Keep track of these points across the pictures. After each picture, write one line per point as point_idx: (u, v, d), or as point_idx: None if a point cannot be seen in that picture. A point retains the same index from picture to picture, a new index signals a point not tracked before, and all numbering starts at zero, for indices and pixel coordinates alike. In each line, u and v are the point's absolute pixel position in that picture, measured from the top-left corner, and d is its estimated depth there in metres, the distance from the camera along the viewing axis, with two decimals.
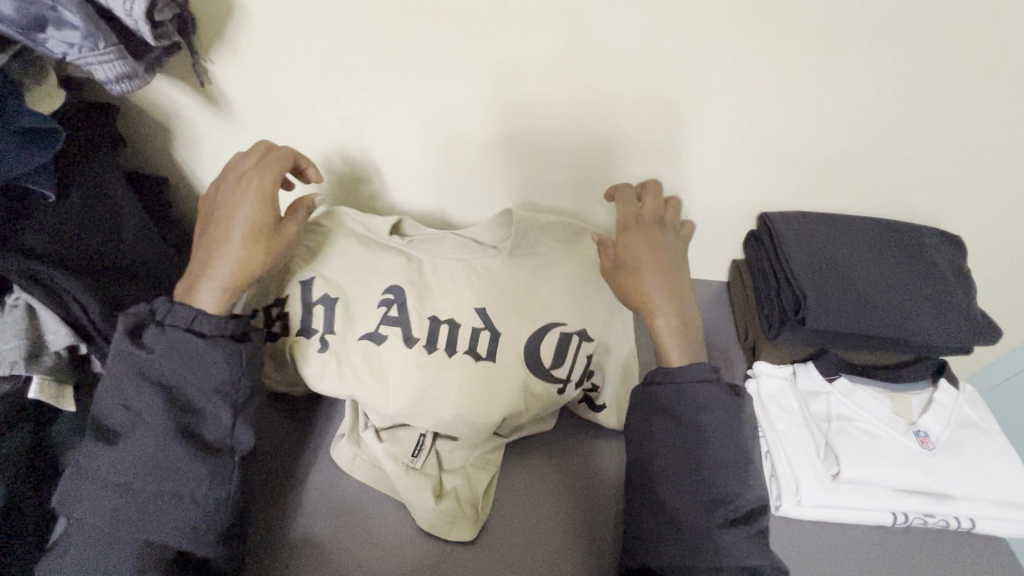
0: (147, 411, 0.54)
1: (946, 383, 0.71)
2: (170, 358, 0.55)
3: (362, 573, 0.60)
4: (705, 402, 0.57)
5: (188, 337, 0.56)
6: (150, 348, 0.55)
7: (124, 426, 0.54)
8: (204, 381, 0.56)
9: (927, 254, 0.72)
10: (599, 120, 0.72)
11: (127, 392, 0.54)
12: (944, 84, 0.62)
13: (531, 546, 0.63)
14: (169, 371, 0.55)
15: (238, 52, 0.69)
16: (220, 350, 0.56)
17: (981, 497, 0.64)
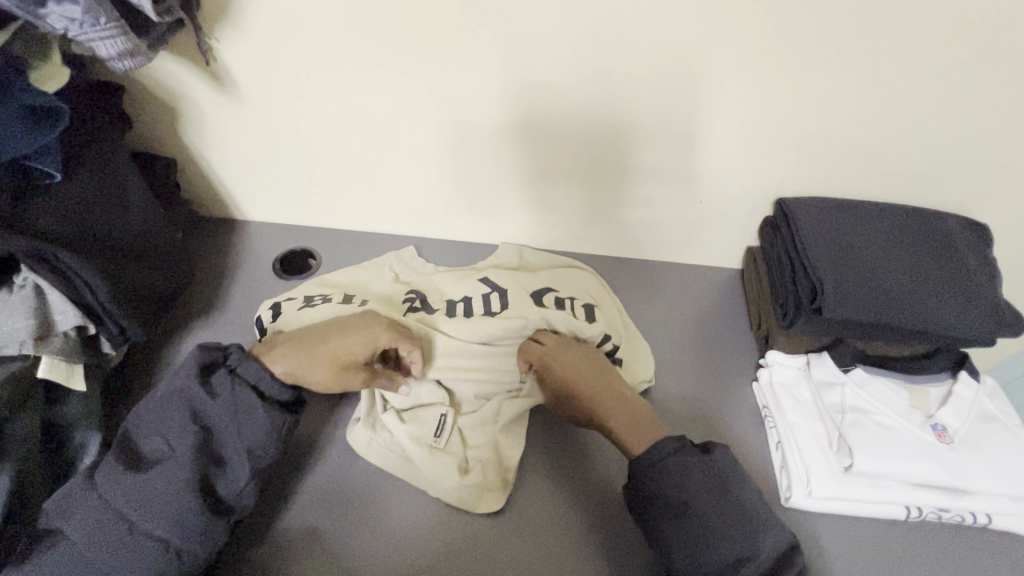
0: (180, 457, 0.54)
1: (966, 374, 0.69)
2: (219, 410, 0.56)
3: (368, 558, 0.60)
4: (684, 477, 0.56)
5: (241, 394, 0.57)
6: (213, 394, 0.57)
7: (156, 458, 0.55)
8: (241, 439, 0.56)
9: (951, 242, 0.69)
10: (612, 101, 0.70)
11: (169, 429, 0.56)
12: (970, 60, 0.60)
13: (538, 534, 0.62)
14: (218, 418, 0.57)
15: (244, 31, 0.68)
16: (267, 415, 0.57)
17: (999, 492, 0.62)
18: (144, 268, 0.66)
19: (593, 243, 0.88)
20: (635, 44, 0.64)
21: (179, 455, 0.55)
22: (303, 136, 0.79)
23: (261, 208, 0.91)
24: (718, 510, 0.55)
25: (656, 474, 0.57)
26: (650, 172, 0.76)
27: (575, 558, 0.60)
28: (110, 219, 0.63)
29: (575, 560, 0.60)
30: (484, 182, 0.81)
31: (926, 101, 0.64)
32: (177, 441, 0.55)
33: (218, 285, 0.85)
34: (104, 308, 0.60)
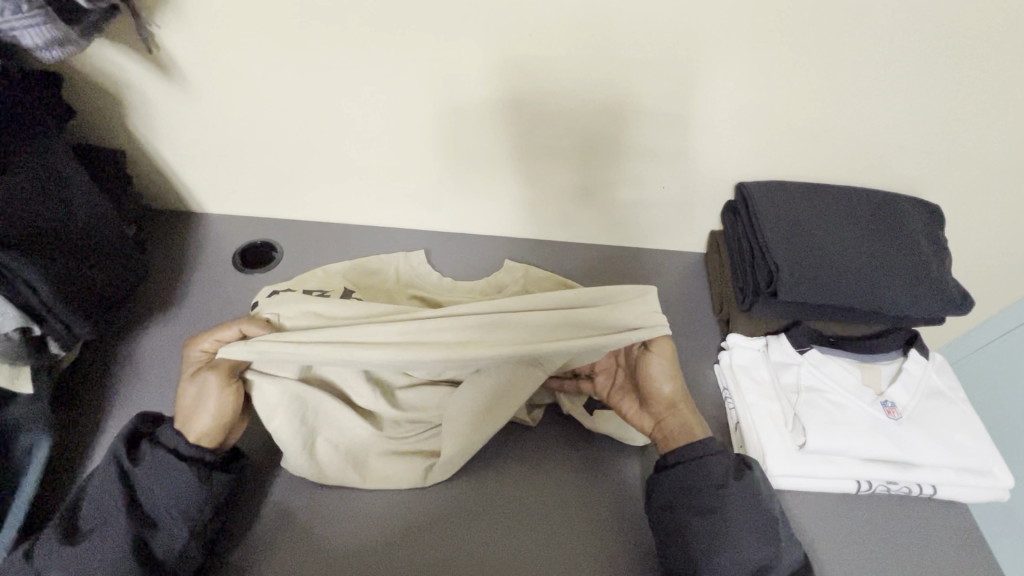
0: (205, 501, 0.56)
1: (916, 351, 0.71)
2: (145, 470, 0.55)
3: (336, 538, 0.61)
4: (717, 478, 0.56)
5: (160, 453, 0.56)
6: (140, 464, 0.55)
7: (90, 525, 0.54)
8: (172, 502, 0.55)
9: (903, 223, 0.71)
10: (574, 85, 0.69)
11: (159, 486, 0.55)
12: (925, 44, 0.60)
13: (502, 510, 0.63)
14: (148, 487, 0.55)
15: (187, 16, 0.65)
16: (194, 474, 0.56)
17: (943, 464, 0.65)
18: (89, 264, 0.65)
19: (560, 228, 0.88)
20: (598, 27, 0.63)
21: (186, 512, 0.55)
22: (260, 125, 0.77)
23: (219, 199, 0.89)
24: (750, 516, 0.54)
25: (687, 474, 0.57)
26: (616, 157, 0.77)
27: (538, 525, 0.62)
28: (52, 216, 0.61)
29: (538, 526, 0.62)
30: (447, 167, 0.81)
31: (884, 84, 0.64)
32: (107, 512, 0.54)
33: (175, 280, 0.83)
34: (46, 306, 0.59)
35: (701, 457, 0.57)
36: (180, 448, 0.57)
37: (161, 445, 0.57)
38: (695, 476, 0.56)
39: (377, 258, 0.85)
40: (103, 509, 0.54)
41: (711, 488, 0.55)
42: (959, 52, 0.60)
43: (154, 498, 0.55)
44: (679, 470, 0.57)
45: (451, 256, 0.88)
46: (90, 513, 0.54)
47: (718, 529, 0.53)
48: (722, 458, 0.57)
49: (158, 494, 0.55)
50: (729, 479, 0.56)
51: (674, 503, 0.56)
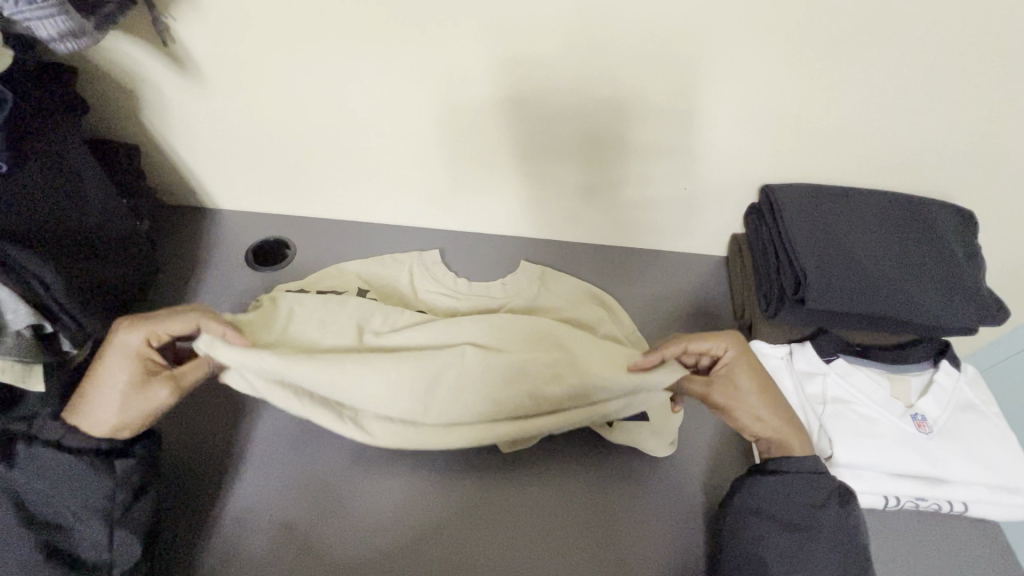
0: (111, 491, 0.54)
1: (948, 363, 0.69)
2: (28, 473, 0.52)
3: (341, 546, 0.60)
4: (812, 497, 0.54)
5: (38, 452, 0.53)
6: (23, 470, 0.52)
7: None
8: (73, 497, 0.52)
9: (937, 230, 0.68)
10: (593, 83, 0.67)
11: (55, 486, 0.52)
12: (969, 46, 0.57)
13: (509, 520, 0.62)
14: (39, 489, 0.52)
15: (203, 9, 0.64)
16: (86, 464, 0.53)
17: (975, 481, 0.63)
18: (99, 262, 0.64)
19: (575, 228, 0.86)
20: (614, 19, 0.60)
21: (93, 506, 0.53)
22: (271, 118, 0.75)
23: (232, 195, 0.88)
24: (841, 542, 0.52)
25: (781, 488, 0.54)
26: (625, 149, 0.74)
27: (546, 536, 0.61)
28: (68, 212, 0.61)
29: (546, 537, 0.61)
30: (462, 167, 0.79)
31: (922, 81, 0.61)
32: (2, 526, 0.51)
33: (190, 276, 0.83)
34: (59, 304, 0.58)
35: (804, 472, 0.54)
36: (64, 439, 0.53)
37: (44, 442, 0.53)
38: (788, 492, 0.54)
39: (390, 257, 0.84)
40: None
41: (803, 506, 0.53)
42: (1006, 48, 0.57)
43: (53, 498, 0.52)
44: (773, 481, 0.55)
45: (464, 256, 0.87)
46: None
47: (803, 546, 0.52)
48: (824, 479, 0.55)
49: (54, 492, 0.52)
50: (828, 500, 0.53)
51: (757, 513, 0.54)
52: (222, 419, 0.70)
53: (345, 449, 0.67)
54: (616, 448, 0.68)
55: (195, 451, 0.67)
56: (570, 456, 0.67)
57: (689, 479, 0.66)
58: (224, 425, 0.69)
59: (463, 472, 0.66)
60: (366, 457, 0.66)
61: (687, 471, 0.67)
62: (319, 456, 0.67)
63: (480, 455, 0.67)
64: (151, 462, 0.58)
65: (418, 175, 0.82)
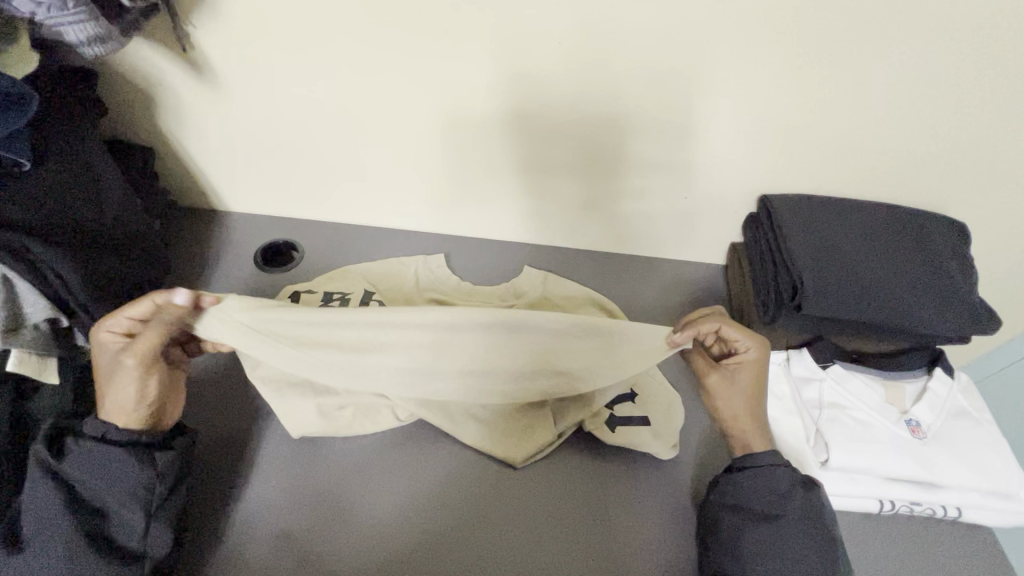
0: (152, 483, 0.55)
1: (941, 371, 0.70)
2: (74, 463, 0.53)
3: (346, 552, 0.60)
4: (783, 487, 0.55)
5: (86, 446, 0.54)
6: (68, 462, 0.53)
7: (32, 530, 0.51)
8: (118, 488, 0.53)
9: (929, 241, 0.70)
10: (597, 97, 0.69)
11: (99, 477, 0.53)
12: (955, 64, 0.60)
13: (512, 525, 0.63)
14: (83, 480, 0.53)
15: (222, 17, 0.66)
16: (132, 456, 0.54)
17: (967, 485, 0.64)
18: (118, 261, 0.66)
19: (576, 235, 0.88)
20: (619, 33, 0.62)
21: (135, 496, 0.54)
22: (282, 123, 0.77)
23: (242, 199, 0.90)
24: (810, 527, 0.53)
25: (752, 482, 0.56)
26: (629, 160, 0.75)
27: (550, 537, 0.62)
28: (84, 210, 0.62)
29: (548, 538, 0.62)
30: (468, 175, 0.81)
31: (916, 94, 0.63)
32: (44, 515, 0.51)
33: (199, 277, 0.85)
34: (78, 301, 0.60)
35: (767, 466, 0.56)
36: (108, 435, 0.55)
37: (88, 437, 0.54)
38: (760, 484, 0.56)
39: (396, 261, 0.86)
40: (35, 506, 0.51)
41: (769, 498, 0.55)
42: (998, 62, 0.59)
43: (97, 489, 0.53)
44: (745, 476, 0.56)
45: (468, 260, 0.88)
46: (29, 514, 0.51)
47: (776, 534, 0.53)
48: (788, 470, 0.56)
49: (96, 482, 0.53)
50: (789, 485, 0.55)
51: (731, 508, 0.56)
52: (227, 419, 0.71)
53: (345, 461, 0.67)
54: (617, 450, 0.69)
55: (201, 449, 0.68)
56: (570, 461, 0.68)
57: (689, 483, 0.67)
58: (230, 423, 0.71)
59: (465, 475, 0.67)
60: (368, 466, 0.67)
61: (687, 473, 0.68)
62: (322, 463, 0.67)
63: (484, 457, 0.68)
64: (185, 459, 0.59)
65: (424, 181, 0.83)
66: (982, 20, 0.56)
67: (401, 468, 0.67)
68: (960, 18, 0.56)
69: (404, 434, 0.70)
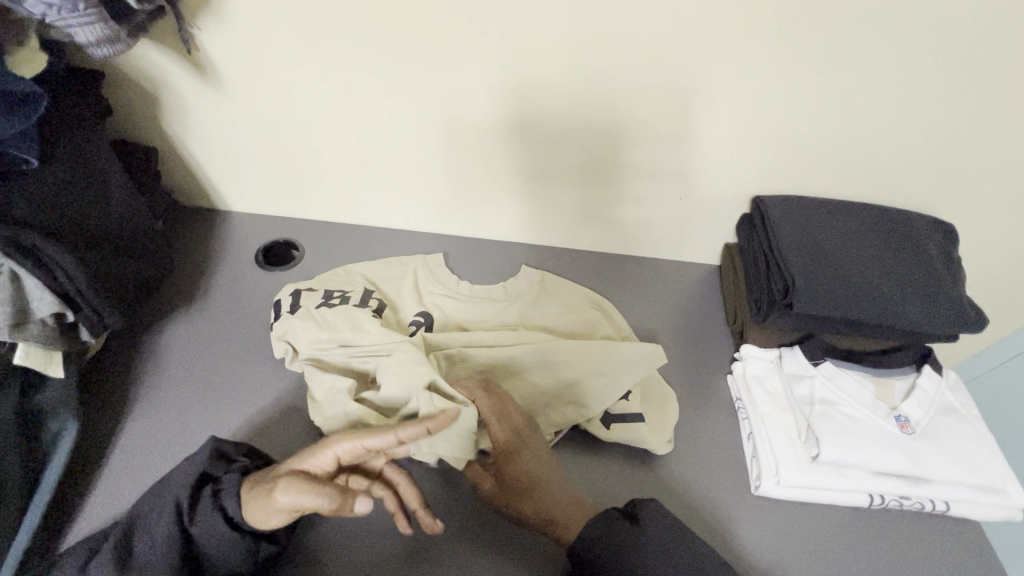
0: (251, 565, 0.56)
1: (930, 368, 0.71)
2: (201, 525, 0.54)
3: (346, 545, 0.61)
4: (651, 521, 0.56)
5: (217, 517, 0.53)
6: (198, 522, 0.54)
7: (139, 560, 0.53)
8: (222, 558, 0.55)
9: (918, 242, 0.72)
10: (595, 101, 0.70)
11: (217, 544, 0.54)
12: (941, 71, 0.62)
13: (510, 518, 0.64)
14: (206, 539, 0.54)
15: (228, 20, 0.68)
16: (247, 541, 0.55)
17: (955, 480, 0.65)
18: (121, 258, 0.67)
19: (574, 237, 0.89)
20: (617, 38, 0.64)
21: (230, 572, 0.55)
22: (284, 124, 0.78)
23: (243, 199, 0.91)
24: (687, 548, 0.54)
25: (625, 531, 0.55)
26: (626, 163, 0.77)
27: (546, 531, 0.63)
28: (90, 208, 0.64)
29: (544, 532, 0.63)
30: (467, 177, 0.82)
31: (905, 99, 0.65)
32: (158, 556, 0.53)
33: (201, 276, 0.85)
34: (83, 296, 0.60)
35: (615, 513, 0.57)
36: (237, 520, 0.54)
37: (222, 504, 0.54)
38: (632, 533, 0.55)
39: (395, 262, 0.87)
40: (149, 542, 0.53)
41: (643, 538, 0.55)
42: (984, 66, 0.60)
43: (210, 553, 0.54)
44: (609, 529, 0.56)
45: (466, 261, 0.89)
46: (142, 547, 0.53)
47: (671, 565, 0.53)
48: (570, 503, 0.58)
49: (211, 545, 0.54)
50: (649, 522, 0.56)
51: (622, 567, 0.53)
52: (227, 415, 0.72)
53: None
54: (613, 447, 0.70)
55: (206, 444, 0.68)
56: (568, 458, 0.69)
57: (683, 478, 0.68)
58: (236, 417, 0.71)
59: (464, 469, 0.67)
60: None
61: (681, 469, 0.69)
62: None
63: None
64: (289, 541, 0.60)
65: (424, 183, 0.85)
66: (967, 28, 0.58)
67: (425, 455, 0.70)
68: (946, 25, 0.58)
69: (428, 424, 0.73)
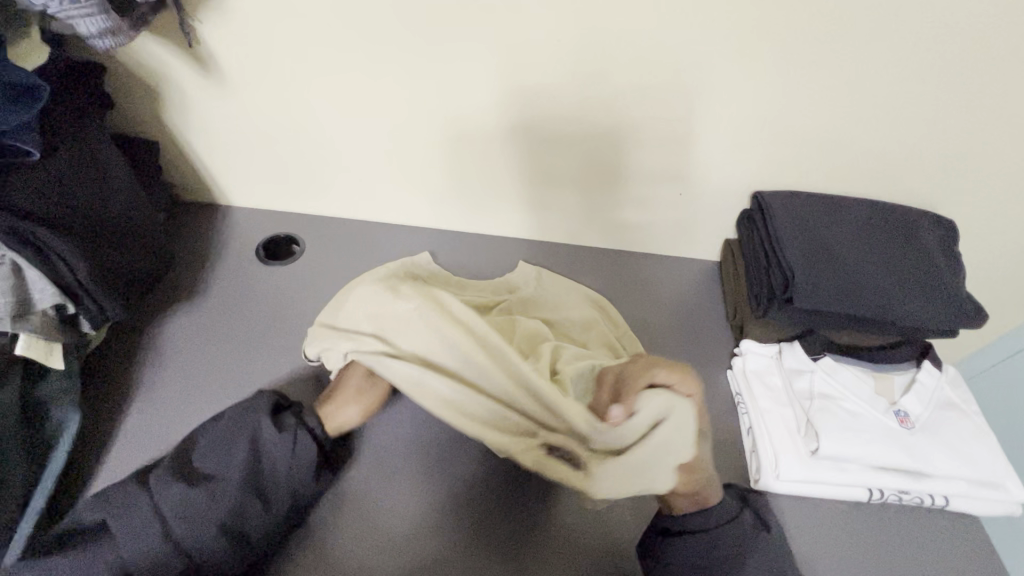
0: (310, 487, 0.60)
1: (929, 363, 0.71)
2: (276, 442, 0.59)
3: (357, 538, 0.62)
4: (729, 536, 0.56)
5: (299, 436, 0.60)
6: (275, 437, 0.59)
7: (210, 474, 0.56)
8: (290, 479, 0.59)
9: (917, 238, 0.72)
10: (596, 97, 0.70)
11: (286, 464, 0.59)
12: (942, 67, 0.62)
13: (513, 512, 0.64)
14: (275, 461, 0.58)
15: (229, 14, 0.68)
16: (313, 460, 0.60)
17: (955, 474, 0.65)
18: (123, 249, 0.67)
19: (574, 233, 0.89)
20: (618, 34, 0.64)
21: (293, 490, 0.59)
22: (285, 119, 0.78)
23: (244, 194, 0.91)
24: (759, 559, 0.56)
25: (700, 541, 0.56)
26: (627, 159, 0.77)
27: (548, 525, 0.63)
28: (92, 198, 0.64)
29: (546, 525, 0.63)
30: (468, 173, 0.82)
31: (906, 95, 0.65)
32: (227, 473, 0.56)
33: (201, 270, 0.86)
34: (83, 286, 0.60)
35: (708, 525, 0.56)
36: (318, 430, 0.62)
37: (305, 423, 0.61)
38: (707, 543, 0.56)
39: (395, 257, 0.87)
40: (221, 463, 0.57)
41: (720, 547, 0.56)
42: (985, 61, 0.60)
43: (274, 474, 0.58)
44: (687, 537, 0.56)
45: (466, 257, 0.89)
46: (211, 463, 0.57)
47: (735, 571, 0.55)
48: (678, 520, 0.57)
49: (280, 465, 0.58)
50: (723, 535, 0.56)
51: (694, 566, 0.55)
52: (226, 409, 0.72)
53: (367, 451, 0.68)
54: None
55: None
56: None
57: None
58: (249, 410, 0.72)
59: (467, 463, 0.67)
60: (383, 457, 0.68)
61: None
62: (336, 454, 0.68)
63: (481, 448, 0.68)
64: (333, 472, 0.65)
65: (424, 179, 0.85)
66: (968, 24, 0.58)
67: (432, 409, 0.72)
68: (948, 21, 0.58)
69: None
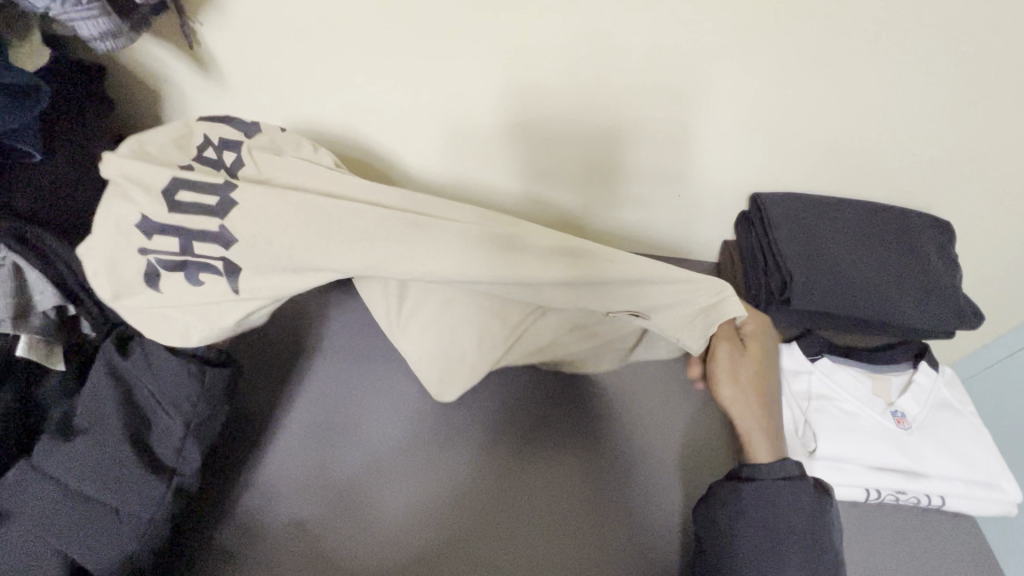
0: (196, 397, 0.59)
1: (926, 364, 0.72)
2: (135, 369, 0.59)
3: (350, 541, 0.60)
4: (793, 501, 0.54)
5: (151, 354, 0.60)
6: (129, 363, 0.59)
7: (88, 423, 0.56)
8: (165, 393, 0.59)
9: (914, 240, 0.72)
10: (593, 98, 0.71)
11: (156, 386, 0.59)
12: (939, 72, 0.62)
13: (511, 513, 0.63)
14: (152, 390, 0.59)
15: (229, 16, 0.68)
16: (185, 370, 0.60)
17: (950, 474, 0.66)
18: None
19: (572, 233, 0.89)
20: (615, 36, 0.64)
21: (178, 405, 0.59)
22: (284, 120, 0.79)
23: None
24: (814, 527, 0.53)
25: (763, 497, 0.55)
26: (623, 159, 0.77)
27: (546, 524, 0.62)
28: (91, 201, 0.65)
29: (544, 526, 0.62)
30: (467, 173, 0.82)
31: (903, 99, 0.65)
32: (102, 416, 0.56)
33: None
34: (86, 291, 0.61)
35: (775, 478, 0.55)
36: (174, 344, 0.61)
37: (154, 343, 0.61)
38: (772, 504, 0.54)
39: None
40: (97, 406, 0.57)
41: (777, 512, 0.54)
42: (983, 65, 0.60)
43: (152, 396, 0.59)
44: (750, 491, 0.55)
45: None
46: (84, 407, 0.57)
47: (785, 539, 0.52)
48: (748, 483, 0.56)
49: (153, 389, 0.59)
50: (780, 497, 0.54)
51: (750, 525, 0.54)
52: None
53: (354, 451, 0.67)
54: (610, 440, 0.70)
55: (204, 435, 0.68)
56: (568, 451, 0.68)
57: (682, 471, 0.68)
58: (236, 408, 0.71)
59: (464, 463, 0.67)
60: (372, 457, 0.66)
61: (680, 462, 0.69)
62: (323, 456, 0.66)
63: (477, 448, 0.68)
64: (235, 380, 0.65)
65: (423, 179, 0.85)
66: (966, 30, 0.58)
67: (358, 370, 0.75)
68: (946, 27, 0.58)
69: (347, 321, 0.80)
